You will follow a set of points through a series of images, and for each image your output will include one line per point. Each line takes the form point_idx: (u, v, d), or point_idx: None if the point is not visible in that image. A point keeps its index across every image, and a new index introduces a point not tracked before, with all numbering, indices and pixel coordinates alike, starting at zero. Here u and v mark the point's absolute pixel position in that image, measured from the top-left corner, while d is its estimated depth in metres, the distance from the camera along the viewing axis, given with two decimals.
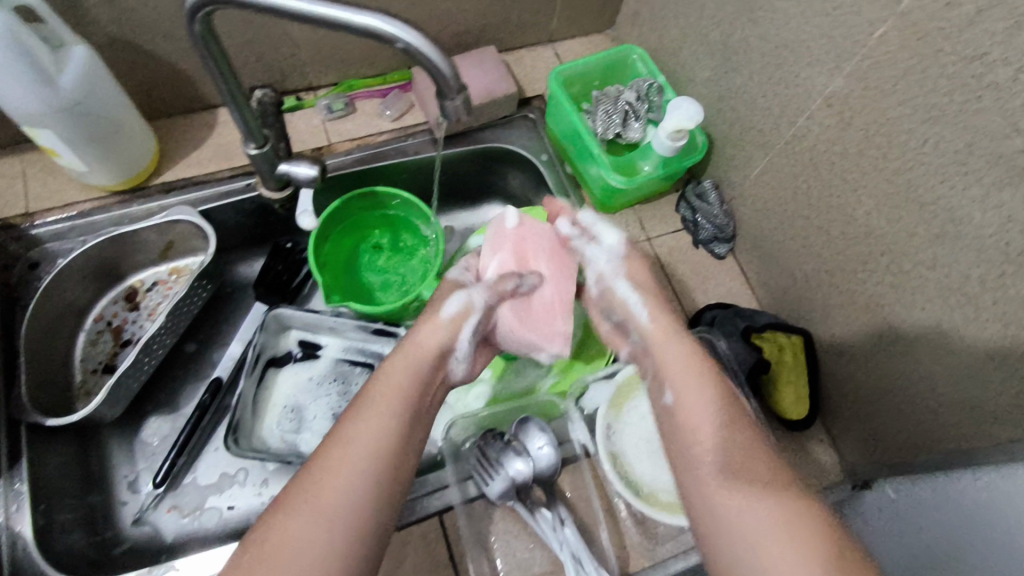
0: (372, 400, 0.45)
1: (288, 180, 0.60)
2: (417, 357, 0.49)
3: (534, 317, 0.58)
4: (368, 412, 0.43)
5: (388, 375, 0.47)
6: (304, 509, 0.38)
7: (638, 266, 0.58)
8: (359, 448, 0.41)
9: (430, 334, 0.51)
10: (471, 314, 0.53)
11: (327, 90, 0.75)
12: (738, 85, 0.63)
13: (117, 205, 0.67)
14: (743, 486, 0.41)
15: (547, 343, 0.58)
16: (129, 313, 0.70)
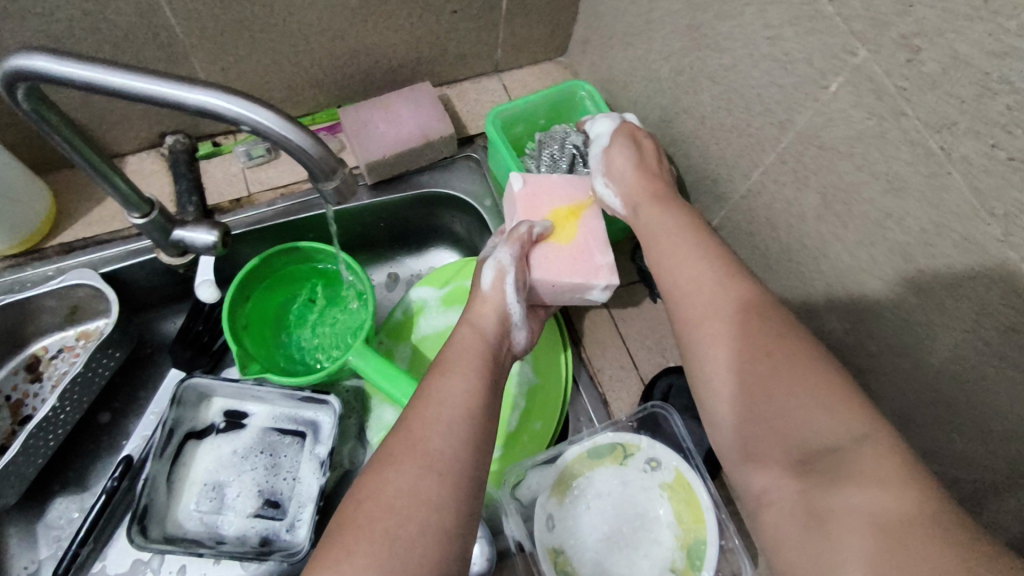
0: (452, 359, 0.44)
1: (184, 246, 0.54)
2: (480, 320, 0.48)
3: (571, 261, 0.53)
4: (448, 372, 0.42)
5: (461, 339, 0.46)
6: (407, 462, 0.36)
7: (624, 144, 0.56)
8: (450, 400, 0.40)
9: (483, 303, 0.50)
10: (507, 274, 0.50)
11: (247, 134, 0.68)
12: (690, 129, 0.56)
13: (9, 269, 0.60)
14: (766, 361, 0.37)
15: (592, 279, 0.52)
16: (30, 384, 0.64)
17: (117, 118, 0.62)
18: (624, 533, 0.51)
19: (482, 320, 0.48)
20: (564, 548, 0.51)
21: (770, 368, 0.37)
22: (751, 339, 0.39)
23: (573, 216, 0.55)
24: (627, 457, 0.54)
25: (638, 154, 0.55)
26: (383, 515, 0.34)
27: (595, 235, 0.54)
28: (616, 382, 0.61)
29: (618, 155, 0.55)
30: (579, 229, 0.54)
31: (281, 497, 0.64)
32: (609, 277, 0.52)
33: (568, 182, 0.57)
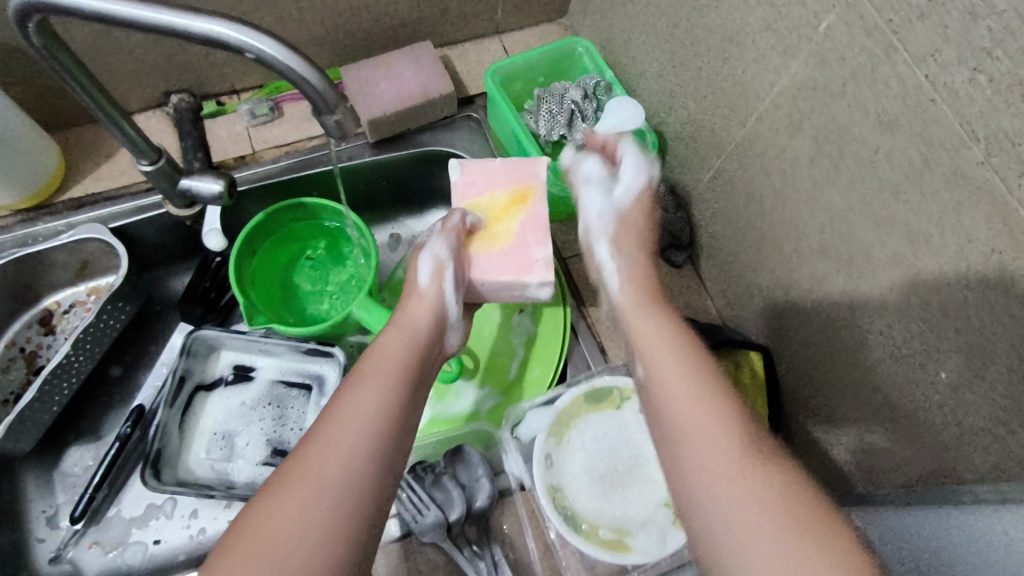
0: (370, 372, 0.42)
1: (193, 197, 0.55)
2: (413, 326, 0.48)
3: (505, 256, 0.52)
4: (362, 376, 0.42)
5: (386, 345, 0.45)
6: (296, 492, 0.35)
7: (632, 224, 0.53)
8: (357, 425, 0.38)
9: (417, 305, 0.50)
10: (444, 271, 0.51)
11: (251, 93, 0.69)
12: (687, 82, 0.57)
13: (21, 223, 0.62)
14: (730, 456, 0.36)
15: (523, 274, 0.51)
16: (44, 337, 0.66)
17: (122, 75, 0.62)
18: (621, 470, 0.53)
19: (414, 323, 0.48)
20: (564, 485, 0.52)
21: (738, 466, 0.35)
22: (724, 428, 0.37)
23: (514, 204, 0.53)
24: (624, 400, 0.55)
25: (632, 227, 0.53)
26: (262, 547, 0.33)
27: (527, 227, 0.52)
28: (614, 332, 0.63)
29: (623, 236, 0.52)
30: (518, 217, 0.53)
31: (288, 446, 0.66)
32: (541, 275, 0.51)
33: (511, 169, 0.55)
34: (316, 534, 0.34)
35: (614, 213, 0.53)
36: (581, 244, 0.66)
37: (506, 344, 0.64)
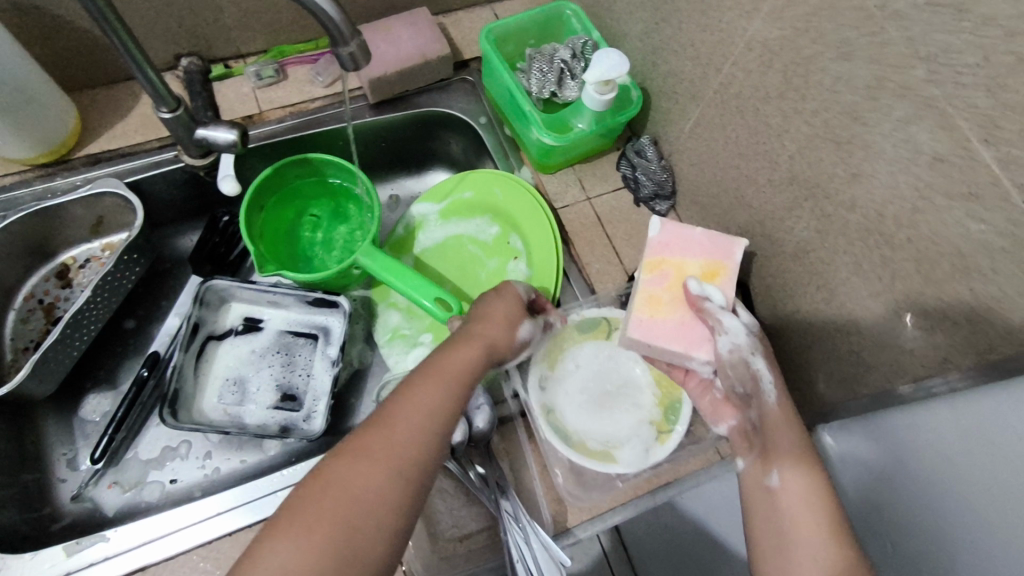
0: (448, 369, 0.46)
1: (208, 146, 0.59)
2: (489, 343, 0.50)
3: (681, 333, 0.52)
4: (417, 399, 0.43)
5: (466, 357, 0.47)
6: (369, 459, 0.39)
7: (764, 345, 0.50)
8: (425, 422, 0.42)
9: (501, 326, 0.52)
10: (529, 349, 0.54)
11: (256, 57, 0.73)
12: (668, 37, 0.62)
13: (40, 178, 0.65)
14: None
15: (692, 349, 0.51)
16: (61, 290, 0.69)
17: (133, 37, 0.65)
18: (608, 389, 0.58)
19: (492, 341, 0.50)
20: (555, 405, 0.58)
21: None
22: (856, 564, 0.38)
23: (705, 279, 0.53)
24: (613, 330, 0.61)
25: (766, 351, 0.50)
26: (337, 503, 0.37)
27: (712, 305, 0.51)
28: (604, 276, 0.67)
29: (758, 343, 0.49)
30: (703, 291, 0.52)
31: (297, 390, 0.70)
32: (708, 354, 0.51)
33: (712, 240, 0.54)
34: (378, 519, 0.38)
35: (748, 336, 0.49)
36: (571, 196, 0.70)
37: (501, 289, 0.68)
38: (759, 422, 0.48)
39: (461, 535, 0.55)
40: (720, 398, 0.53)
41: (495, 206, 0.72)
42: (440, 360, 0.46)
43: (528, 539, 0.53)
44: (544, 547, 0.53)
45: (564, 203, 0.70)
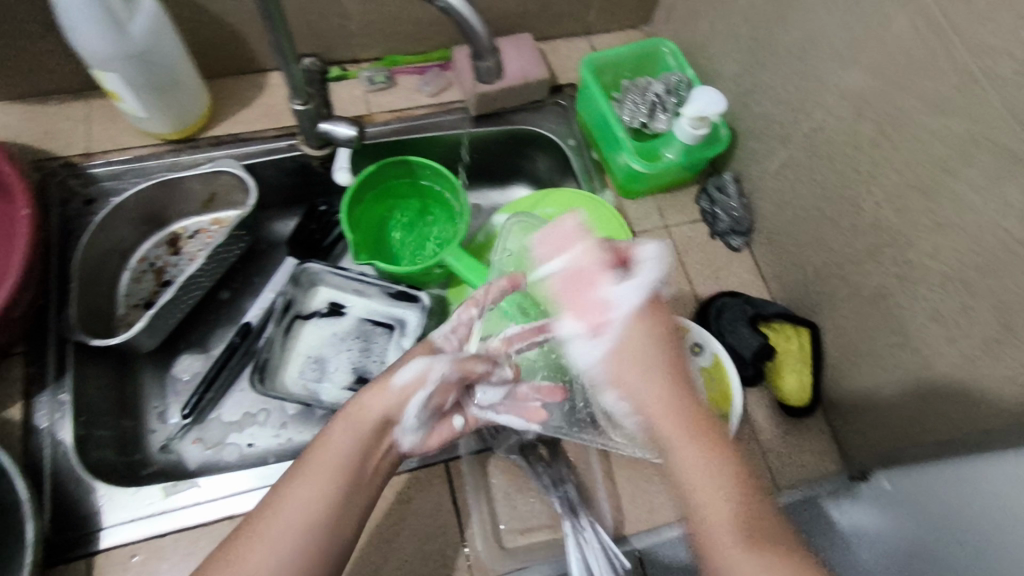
0: (309, 467, 0.47)
1: (328, 139, 0.64)
2: (362, 423, 0.51)
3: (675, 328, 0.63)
4: (308, 475, 0.47)
5: (334, 447, 0.49)
6: None
7: (636, 341, 0.49)
8: (283, 530, 0.44)
9: (380, 398, 0.52)
10: (418, 388, 0.53)
11: (370, 64, 0.79)
12: (763, 81, 0.66)
13: (170, 153, 0.71)
14: None
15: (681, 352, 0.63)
16: (171, 256, 0.75)
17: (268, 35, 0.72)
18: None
19: (364, 422, 0.51)
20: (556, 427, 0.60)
21: None
22: None
23: None
24: None
25: (644, 348, 0.49)
26: None
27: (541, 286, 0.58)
28: (677, 301, 0.70)
29: (628, 339, 0.49)
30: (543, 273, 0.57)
31: (371, 374, 0.74)
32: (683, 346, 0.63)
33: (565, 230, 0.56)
34: None
35: (608, 347, 0.50)
36: (651, 221, 0.74)
37: None
38: (677, 481, 0.45)
39: (523, 528, 0.58)
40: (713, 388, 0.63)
41: None
42: (319, 441, 0.50)
43: (585, 538, 0.56)
44: (602, 545, 0.55)
45: (644, 227, 0.74)
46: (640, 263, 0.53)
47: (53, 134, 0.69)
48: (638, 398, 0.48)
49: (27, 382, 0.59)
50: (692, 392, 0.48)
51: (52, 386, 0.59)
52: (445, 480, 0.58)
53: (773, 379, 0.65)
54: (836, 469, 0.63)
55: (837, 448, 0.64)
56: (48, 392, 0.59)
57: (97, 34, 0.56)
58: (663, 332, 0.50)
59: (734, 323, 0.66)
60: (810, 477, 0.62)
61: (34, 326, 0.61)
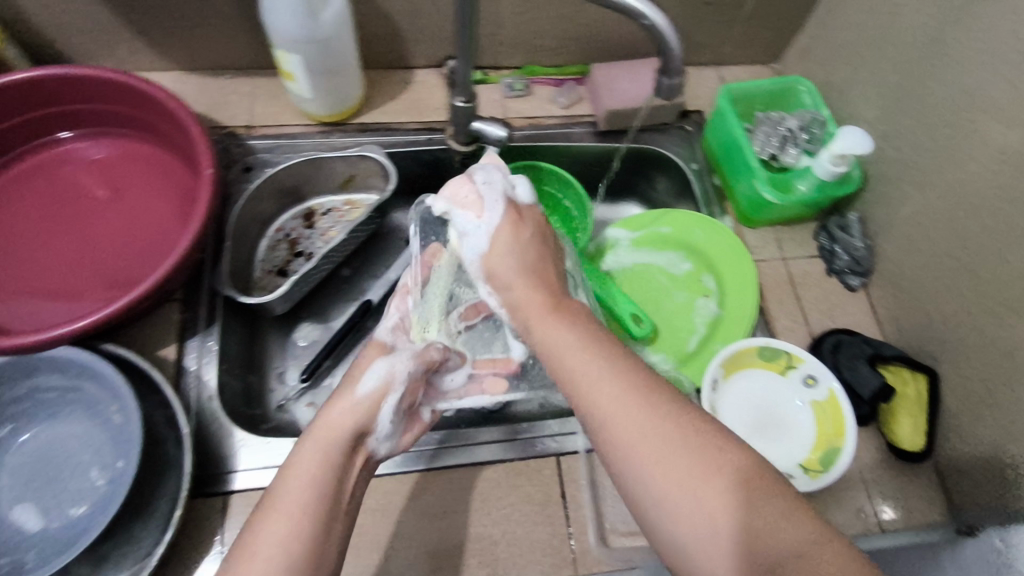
0: (276, 496, 0.44)
1: (478, 136, 0.68)
2: (333, 439, 0.48)
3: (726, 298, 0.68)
4: (274, 514, 0.43)
5: (301, 466, 0.46)
6: None
7: (507, 240, 0.57)
8: (267, 558, 0.41)
9: (346, 410, 0.50)
10: (388, 392, 0.53)
11: (510, 71, 0.83)
12: (906, 127, 0.66)
13: (321, 134, 0.76)
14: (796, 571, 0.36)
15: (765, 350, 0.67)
16: (305, 230, 0.79)
17: (425, 36, 0.76)
18: (772, 418, 0.66)
19: (332, 435, 0.48)
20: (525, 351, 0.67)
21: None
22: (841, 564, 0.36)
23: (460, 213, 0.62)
24: (790, 370, 0.66)
25: (518, 238, 0.57)
26: None
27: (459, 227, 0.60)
28: (789, 332, 0.71)
29: (496, 244, 0.57)
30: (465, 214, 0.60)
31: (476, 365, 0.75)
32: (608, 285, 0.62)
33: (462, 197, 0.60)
34: None
35: (492, 229, 0.58)
36: (768, 252, 0.75)
37: (687, 321, 0.74)
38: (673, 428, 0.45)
39: (626, 531, 0.59)
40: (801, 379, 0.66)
41: (689, 244, 0.77)
42: (288, 471, 0.46)
43: None
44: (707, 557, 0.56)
45: (760, 256, 0.75)
46: (480, 191, 0.59)
47: (220, 106, 0.76)
48: (509, 291, 0.56)
49: (180, 328, 0.64)
50: (548, 260, 0.57)
51: (202, 333, 0.64)
52: (554, 474, 0.61)
53: (888, 421, 0.65)
54: (943, 520, 0.62)
55: (944, 499, 0.63)
56: (197, 339, 0.64)
57: (290, 18, 0.60)
58: (538, 230, 0.59)
59: (852, 362, 0.66)
60: (915, 524, 0.62)
61: (192, 277, 0.66)
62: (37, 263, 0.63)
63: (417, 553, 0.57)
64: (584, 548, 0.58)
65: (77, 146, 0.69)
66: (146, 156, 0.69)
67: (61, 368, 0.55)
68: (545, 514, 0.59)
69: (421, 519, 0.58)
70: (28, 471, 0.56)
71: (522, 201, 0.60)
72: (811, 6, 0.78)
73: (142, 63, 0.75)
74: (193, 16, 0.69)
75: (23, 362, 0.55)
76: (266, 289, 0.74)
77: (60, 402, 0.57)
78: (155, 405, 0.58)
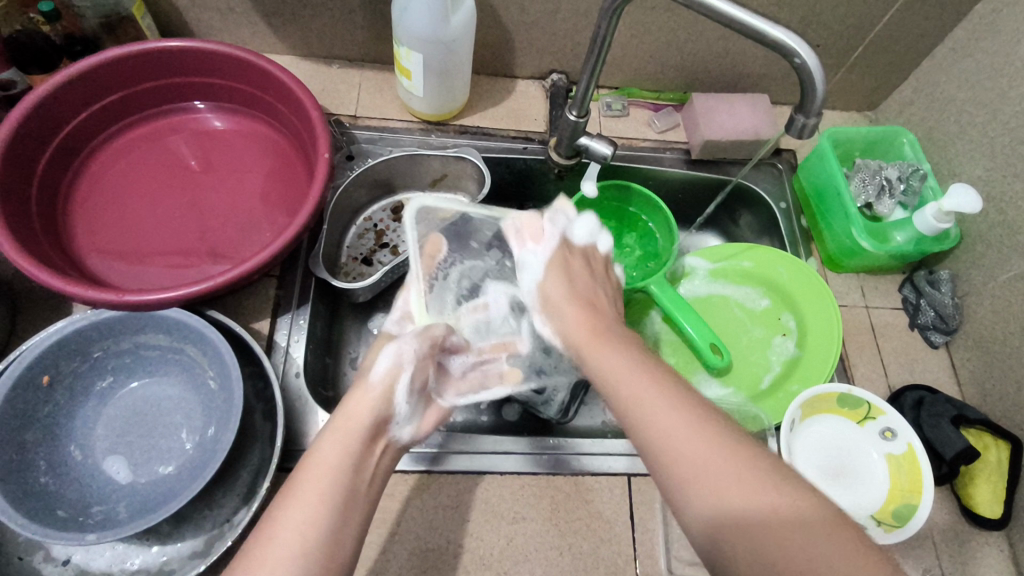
0: (298, 484, 0.42)
1: (583, 151, 0.69)
2: (353, 431, 0.47)
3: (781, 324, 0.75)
4: (296, 498, 0.41)
5: (323, 454, 0.44)
6: None
7: (560, 272, 0.57)
8: (284, 549, 0.39)
9: (361, 403, 0.48)
10: (398, 374, 0.51)
11: (608, 91, 0.84)
12: (1014, 191, 0.66)
13: (421, 131, 0.78)
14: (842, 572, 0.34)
15: (851, 399, 0.65)
16: (393, 223, 0.80)
17: (533, 48, 0.78)
18: (843, 466, 0.65)
19: (352, 428, 0.47)
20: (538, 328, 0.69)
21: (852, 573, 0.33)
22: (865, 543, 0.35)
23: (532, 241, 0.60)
24: (868, 420, 0.66)
25: (570, 272, 0.57)
26: None
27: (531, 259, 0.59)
28: (868, 381, 0.70)
29: (552, 273, 0.57)
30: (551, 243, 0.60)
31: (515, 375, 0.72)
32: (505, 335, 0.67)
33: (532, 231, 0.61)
34: None
35: (548, 260, 0.58)
36: (851, 298, 0.75)
37: (763, 357, 0.74)
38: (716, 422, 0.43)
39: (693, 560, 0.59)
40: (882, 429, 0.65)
41: (769, 280, 0.76)
42: (308, 460, 0.44)
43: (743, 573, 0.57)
44: None
45: (843, 301, 0.75)
46: (544, 223, 0.61)
47: (329, 94, 0.78)
48: (560, 317, 0.54)
49: (274, 304, 0.66)
50: (601, 288, 0.57)
51: (293, 310, 0.66)
52: (625, 494, 0.61)
53: (964, 484, 0.64)
54: None
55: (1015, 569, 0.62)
56: (288, 315, 0.66)
57: (423, 18, 0.63)
58: (586, 260, 0.60)
59: (936, 420, 0.65)
60: None
61: (290, 257, 0.68)
62: (149, 226, 0.65)
63: (487, 555, 0.57)
64: (650, 571, 0.58)
65: (199, 118, 0.71)
66: (262, 136, 0.71)
67: (167, 328, 0.57)
68: (611, 532, 0.59)
69: (490, 518, 0.59)
70: (122, 424, 0.57)
71: (580, 243, 0.61)
72: (919, 60, 0.78)
73: (261, 44, 0.78)
74: (319, 6, 0.71)
75: (132, 320, 0.56)
76: (350, 276, 0.75)
77: (161, 361, 0.59)
78: (248, 377, 0.59)
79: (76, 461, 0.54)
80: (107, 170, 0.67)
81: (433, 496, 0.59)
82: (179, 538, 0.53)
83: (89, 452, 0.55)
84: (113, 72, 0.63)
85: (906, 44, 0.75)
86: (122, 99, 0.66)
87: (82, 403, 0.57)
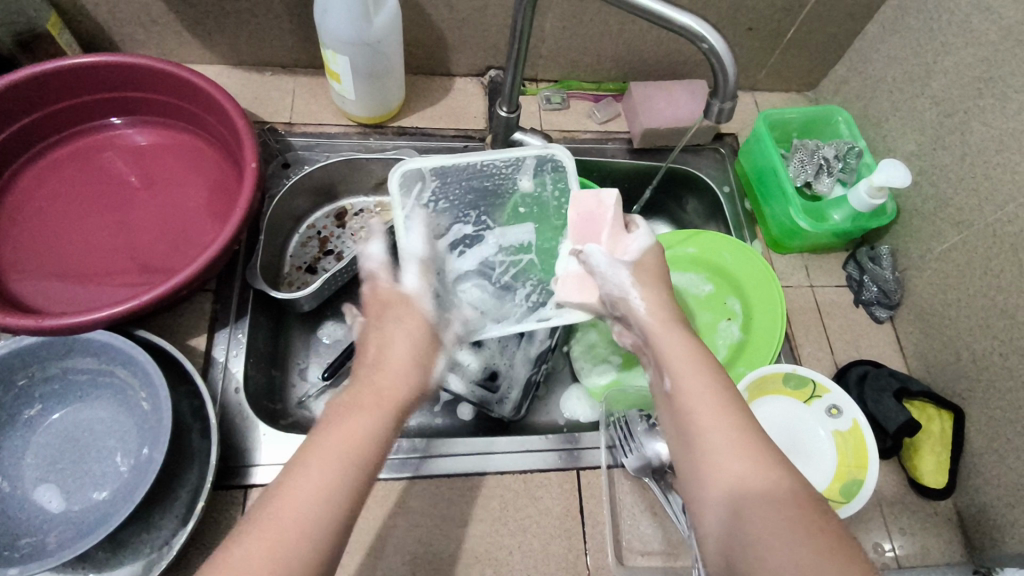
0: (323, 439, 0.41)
1: (517, 146, 0.68)
2: (383, 396, 0.45)
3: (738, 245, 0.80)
4: (312, 450, 0.40)
5: (344, 415, 0.42)
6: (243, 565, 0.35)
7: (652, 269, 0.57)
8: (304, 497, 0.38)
9: (386, 366, 0.47)
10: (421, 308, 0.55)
11: (548, 84, 0.83)
12: (945, 164, 0.67)
13: (358, 134, 0.77)
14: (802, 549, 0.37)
15: (795, 381, 0.66)
16: (336, 228, 0.78)
17: (467, 45, 0.77)
18: (793, 447, 0.65)
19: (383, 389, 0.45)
20: (504, 247, 0.66)
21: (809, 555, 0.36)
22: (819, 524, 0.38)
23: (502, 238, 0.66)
24: (814, 399, 0.66)
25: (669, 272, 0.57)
26: None
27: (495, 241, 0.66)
28: (814, 359, 0.71)
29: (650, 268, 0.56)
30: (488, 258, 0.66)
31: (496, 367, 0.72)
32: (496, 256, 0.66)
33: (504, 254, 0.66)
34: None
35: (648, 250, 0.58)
36: (796, 278, 0.76)
37: (711, 341, 0.73)
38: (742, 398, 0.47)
39: (643, 550, 0.60)
40: (826, 407, 0.65)
41: (714, 267, 0.76)
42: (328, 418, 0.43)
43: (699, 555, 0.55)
44: None
45: (788, 282, 0.75)
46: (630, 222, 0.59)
47: (262, 102, 0.77)
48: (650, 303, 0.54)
49: (210, 320, 0.65)
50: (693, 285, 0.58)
51: (231, 324, 0.65)
52: (573, 488, 0.61)
53: (910, 457, 0.65)
54: (961, 561, 0.62)
55: (963, 539, 0.63)
56: (226, 329, 0.64)
57: (344, 20, 0.62)
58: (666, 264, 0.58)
59: (878, 395, 0.66)
60: (933, 562, 0.62)
61: (226, 268, 0.67)
62: (76, 247, 0.63)
63: (436, 560, 0.57)
64: (602, 565, 0.58)
65: (121, 133, 0.70)
66: (192, 148, 0.70)
67: (94, 350, 0.56)
68: (564, 529, 0.59)
69: (441, 524, 0.58)
70: (53, 452, 0.56)
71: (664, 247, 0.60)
72: (851, 38, 0.78)
73: (187, 55, 0.76)
74: (243, 13, 0.70)
75: (56, 345, 0.55)
76: (294, 286, 0.74)
77: (91, 385, 0.58)
78: (183, 395, 0.58)
79: (4, 493, 0.53)
80: (30, 192, 0.65)
81: (381, 504, 0.58)
82: (116, 564, 0.52)
83: (17, 482, 0.54)
84: (28, 92, 0.61)
85: (837, 22, 0.76)
86: (40, 119, 0.64)
87: (8, 433, 0.55)
